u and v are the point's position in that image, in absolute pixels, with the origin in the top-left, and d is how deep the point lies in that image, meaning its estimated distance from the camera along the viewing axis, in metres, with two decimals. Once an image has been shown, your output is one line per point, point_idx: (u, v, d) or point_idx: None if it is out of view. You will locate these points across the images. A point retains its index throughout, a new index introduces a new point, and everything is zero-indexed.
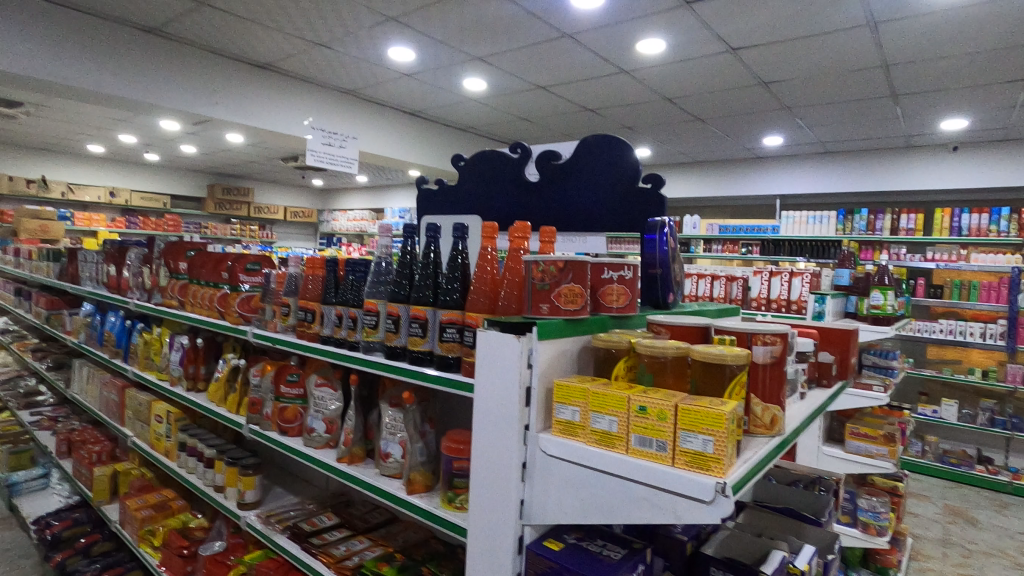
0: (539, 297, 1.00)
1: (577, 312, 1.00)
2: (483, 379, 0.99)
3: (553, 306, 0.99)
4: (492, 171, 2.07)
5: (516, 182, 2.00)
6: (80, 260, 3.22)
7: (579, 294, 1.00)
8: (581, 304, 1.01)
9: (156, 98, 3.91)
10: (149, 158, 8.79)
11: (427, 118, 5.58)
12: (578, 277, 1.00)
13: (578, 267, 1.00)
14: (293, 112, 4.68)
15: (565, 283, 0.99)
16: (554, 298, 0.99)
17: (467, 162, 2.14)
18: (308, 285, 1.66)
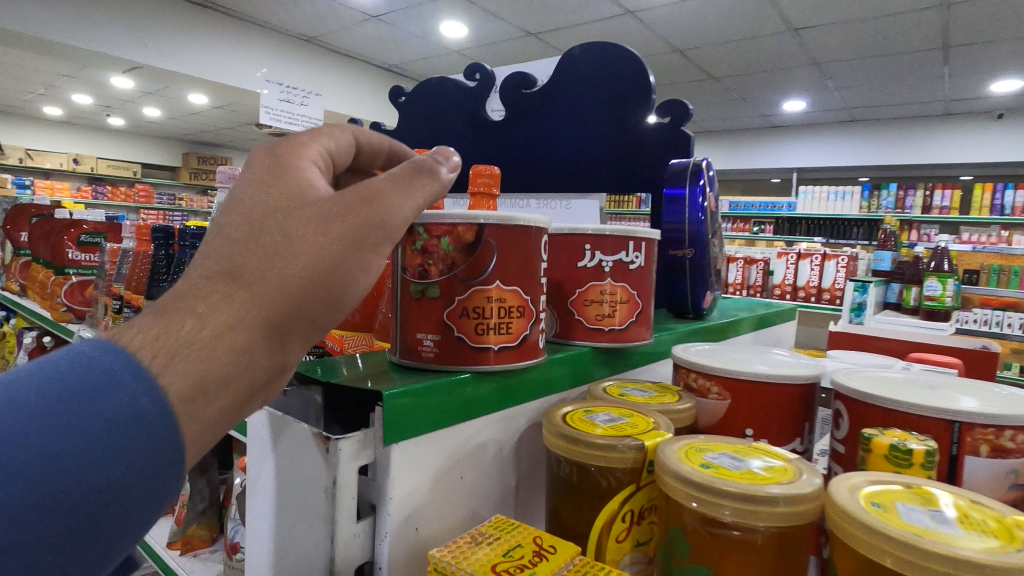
0: (419, 315, 0.45)
1: (508, 351, 0.46)
2: (291, 511, 0.43)
3: (452, 339, 0.44)
4: (441, 107, 1.46)
5: (474, 123, 1.39)
6: None
7: (513, 308, 0.45)
8: (520, 330, 0.47)
9: (70, 39, 3.21)
10: (113, 123, 8.05)
11: (403, 74, 4.91)
12: (511, 271, 0.45)
13: (513, 247, 0.45)
14: (244, 61, 3.97)
15: (476, 285, 0.44)
16: (452, 317, 0.44)
17: (409, 98, 1.54)
18: (132, 268, 1.07)
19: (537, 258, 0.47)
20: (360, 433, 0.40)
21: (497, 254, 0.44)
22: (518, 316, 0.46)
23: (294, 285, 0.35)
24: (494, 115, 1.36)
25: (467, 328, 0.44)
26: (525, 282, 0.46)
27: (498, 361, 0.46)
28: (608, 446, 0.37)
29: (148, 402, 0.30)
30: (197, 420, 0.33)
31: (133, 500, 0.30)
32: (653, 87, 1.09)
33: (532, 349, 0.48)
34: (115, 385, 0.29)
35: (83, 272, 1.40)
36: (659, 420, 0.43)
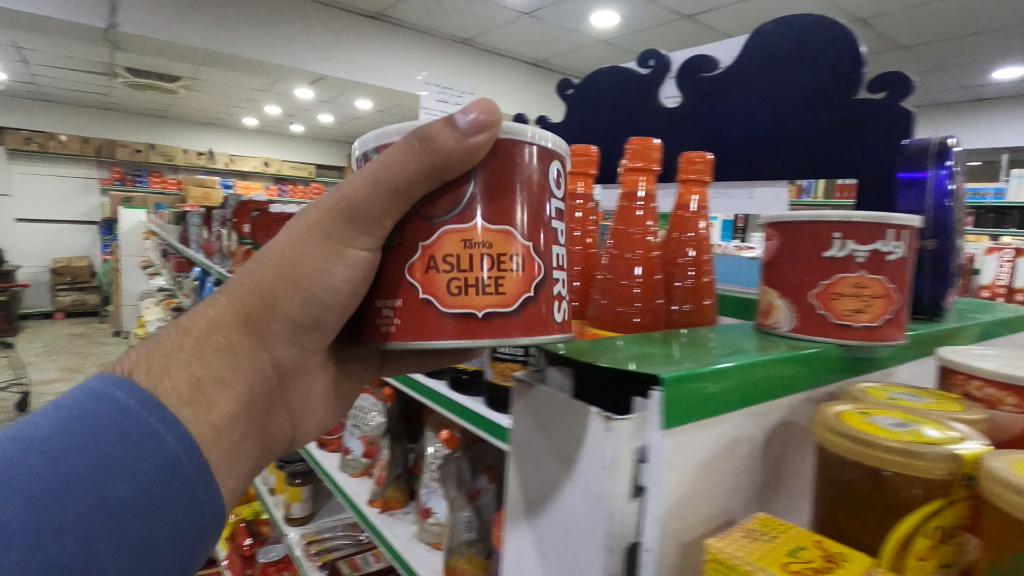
0: (387, 277, 0.42)
1: (494, 311, 0.40)
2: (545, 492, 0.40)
3: (416, 299, 0.41)
4: (614, 97, 1.43)
5: (647, 112, 1.35)
6: (189, 225, 3.17)
7: (499, 258, 0.40)
8: (513, 293, 0.41)
9: (272, 58, 3.68)
10: (295, 129, 9.15)
11: (549, 67, 4.95)
12: (497, 210, 0.41)
13: (500, 180, 0.41)
14: (407, 66, 4.27)
15: (446, 228, 0.40)
16: (418, 271, 0.41)
17: (578, 89, 1.54)
18: None
19: (536, 196, 0.42)
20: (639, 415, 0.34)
21: (476, 187, 0.40)
22: (511, 273, 0.41)
23: (259, 285, 0.50)
24: (670, 101, 1.30)
25: (440, 286, 0.40)
26: (519, 225, 0.41)
27: (483, 328, 0.40)
28: (911, 455, 0.38)
29: (160, 424, 0.45)
30: (199, 416, 0.47)
31: (138, 507, 0.43)
32: (865, 60, 0.95)
33: (536, 318, 0.42)
34: (120, 410, 0.44)
35: None
36: (961, 429, 0.42)
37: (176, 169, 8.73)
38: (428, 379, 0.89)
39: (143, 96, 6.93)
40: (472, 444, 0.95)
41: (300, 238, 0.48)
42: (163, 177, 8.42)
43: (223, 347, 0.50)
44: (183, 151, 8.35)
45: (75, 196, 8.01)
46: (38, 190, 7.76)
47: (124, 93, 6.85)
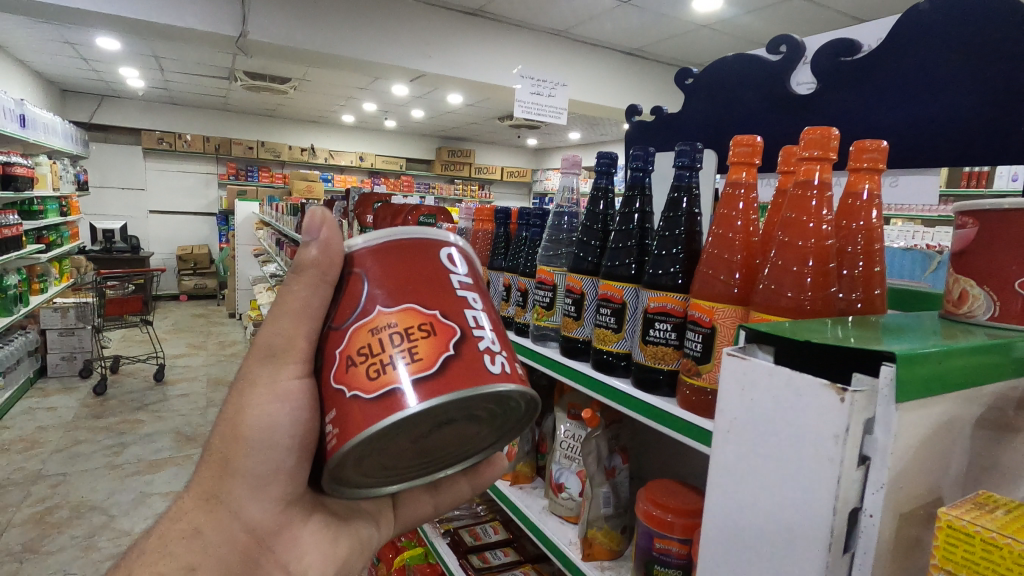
0: (324, 397, 0.51)
1: (415, 378, 0.47)
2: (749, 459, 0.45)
3: (348, 401, 0.48)
4: (733, 87, 1.23)
5: (772, 101, 1.15)
6: (307, 216, 3.45)
7: (403, 332, 0.48)
8: (430, 356, 0.48)
9: (378, 57, 3.86)
10: (388, 125, 9.50)
11: (645, 55, 4.80)
12: (392, 294, 0.50)
13: (380, 269, 0.51)
14: (503, 60, 4.30)
15: (354, 327, 0.50)
16: (341, 375, 0.49)
17: (696, 79, 1.34)
18: (475, 244, 1.31)
19: (417, 275, 0.51)
20: (868, 390, 0.38)
21: (356, 286, 0.51)
22: (422, 341, 0.48)
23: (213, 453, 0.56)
24: (801, 91, 1.09)
25: (360, 378, 0.48)
26: (416, 299, 0.50)
27: (408, 396, 0.47)
28: None
29: None
30: None
31: None
32: None
33: (453, 372, 0.48)
34: None
35: None
36: None
37: (282, 165, 9.36)
38: (569, 360, 0.93)
39: (256, 97, 7.49)
40: (609, 424, 1.00)
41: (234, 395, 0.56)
42: (271, 171, 9.10)
43: (189, 530, 0.54)
44: (288, 148, 8.95)
45: (198, 190, 8.81)
46: (168, 185, 8.62)
47: (241, 95, 7.45)
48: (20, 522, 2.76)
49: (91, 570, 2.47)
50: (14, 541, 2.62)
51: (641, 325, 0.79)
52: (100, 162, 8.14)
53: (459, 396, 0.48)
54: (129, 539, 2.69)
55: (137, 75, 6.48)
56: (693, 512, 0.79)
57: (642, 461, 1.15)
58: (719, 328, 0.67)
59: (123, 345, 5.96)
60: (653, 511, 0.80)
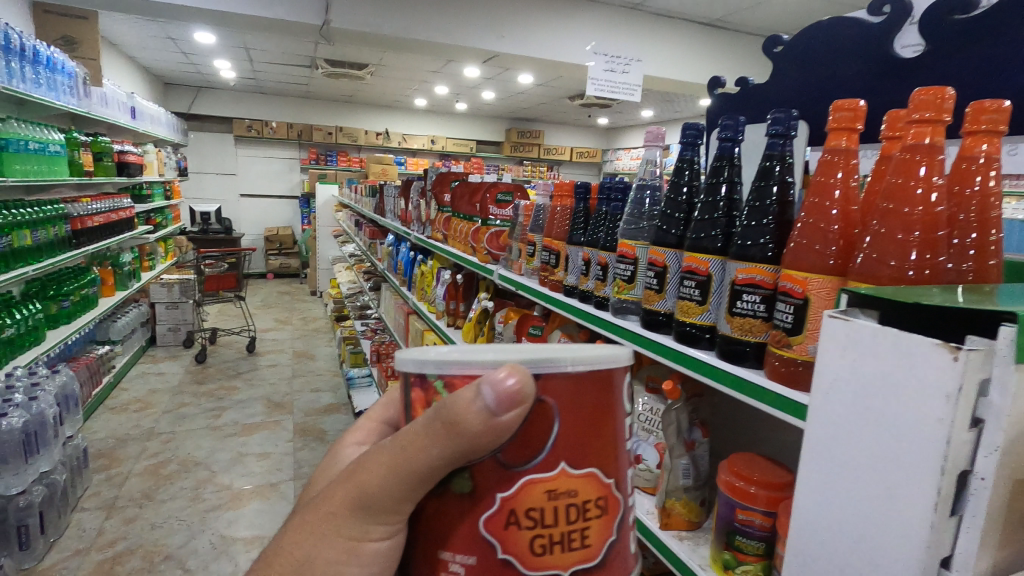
0: (458, 530, 0.43)
1: (580, 568, 0.43)
2: (849, 422, 0.46)
3: (498, 562, 0.42)
4: (829, 52, 1.16)
5: (874, 66, 1.07)
6: (386, 196, 3.59)
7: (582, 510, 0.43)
8: (598, 544, 0.43)
9: (452, 39, 3.90)
10: (459, 108, 9.58)
11: (727, 25, 4.55)
12: (582, 455, 0.42)
13: (577, 412, 0.42)
14: (576, 36, 4.21)
15: (530, 479, 0.42)
16: (497, 525, 0.42)
17: (787, 46, 1.27)
18: (554, 219, 1.32)
19: (608, 436, 0.44)
20: (985, 347, 0.38)
21: (548, 424, 0.42)
22: (597, 523, 0.43)
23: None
24: (906, 54, 1.02)
25: (522, 544, 0.42)
26: (603, 464, 0.43)
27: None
28: None
29: None
30: None
31: None
32: None
33: (609, 565, 0.44)
34: None
35: (501, 223, 1.78)
36: None
37: (359, 149, 9.70)
38: (650, 333, 0.94)
39: (335, 83, 7.76)
40: (689, 397, 1.00)
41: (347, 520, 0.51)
42: (349, 155, 9.47)
43: None
44: (364, 133, 9.25)
45: (283, 174, 9.34)
46: (256, 170, 9.18)
47: (321, 82, 7.77)
48: (139, 473, 3.10)
49: (198, 518, 2.75)
50: (135, 489, 2.96)
51: (728, 297, 0.78)
52: (198, 150, 8.78)
53: None
54: (229, 494, 2.97)
55: (229, 67, 6.92)
56: (778, 486, 0.78)
57: (722, 435, 1.15)
58: (813, 299, 0.65)
59: (220, 318, 6.48)
60: (736, 483, 0.80)
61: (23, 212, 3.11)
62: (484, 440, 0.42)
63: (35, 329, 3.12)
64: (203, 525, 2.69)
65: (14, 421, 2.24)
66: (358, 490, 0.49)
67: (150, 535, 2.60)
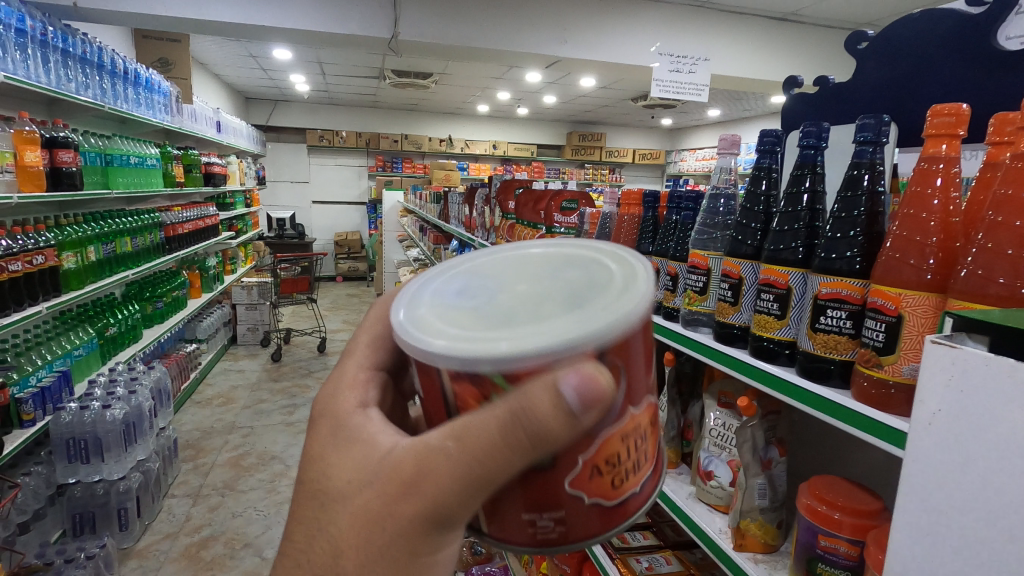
0: (547, 493, 0.45)
1: (641, 480, 0.49)
2: (966, 436, 0.46)
3: (583, 505, 0.46)
4: (922, 45, 1.07)
5: (975, 59, 0.98)
6: (450, 204, 3.66)
7: (639, 432, 0.47)
8: (648, 458, 0.49)
9: (515, 46, 3.93)
10: (521, 112, 9.61)
11: (801, 18, 4.32)
12: (636, 396, 0.45)
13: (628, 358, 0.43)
14: (641, 37, 4.13)
15: (610, 434, 0.44)
16: (580, 477, 0.45)
17: (873, 41, 1.19)
18: (621, 228, 1.31)
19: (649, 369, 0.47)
20: None
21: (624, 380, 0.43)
22: (646, 441, 0.49)
23: None
24: (1010, 47, 0.94)
25: (601, 487, 0.46)
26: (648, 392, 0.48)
27: (635, 501, 0.48)
28: None
29: None
30: None
31: None
32: None
33: (654, 467, 0.51)
34: None
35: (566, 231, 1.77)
36: None
37: (423, 155, 9.93)
38: (724, 346, 0.91)
39: (401, 92, 7.99)
40: (766, 414, 0.96)
41: (394, 516, 0.47)
42: (414, 162, 9.73)
43: None
44: (428, 140, 9.47)
45: (352, 181, 9.72)
46: (327, 177, 9.61)
47: (388, 92, 8.03)
48: (222, 464, 3.32)
49: (274, 509, 2.90)
50: (218, 479, 3.16)
51: (810, 311, 0.75)
52: (275, 160, 9.29)
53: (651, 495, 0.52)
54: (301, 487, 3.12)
55: (304, 80, 7.28)
56: (867, 513, 0.73)
57: (804, 453, 1.10)
58: (908, 316, 0.62)
59: (294, 320, 6.82)
60: (818, 507, 0.76)
61: (124, 221, 3.40)
62: (563, 430, 0.41)
63: (134, 328, 3.40)
64: (279, 517, 2.84)
65: (116, 412, 2.45)
66: (426, 500, 0.46)
67: (232, 523, 2.77)
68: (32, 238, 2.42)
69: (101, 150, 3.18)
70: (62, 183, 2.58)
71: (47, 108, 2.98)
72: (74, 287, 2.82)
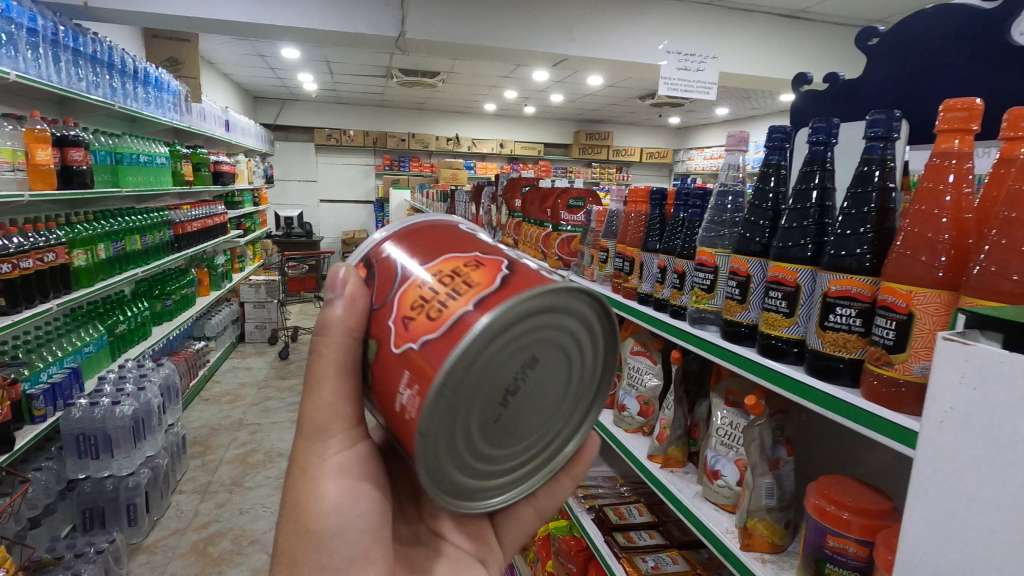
0: (393, 365, 0.56)
1: (475, 299, 0.53)
2: (978, 434, 0.46)
3: (414, 352, 0.54)
4: (934, 40, 1.06)
5: (988, 54, 0.97)
6: (457, 202, 3.67)
7: (445, 276, 0.56)
8: (479, 280, 0.55)
9: (522, 44, 3.92)
10: (528, 111, 9.59)
11: (810, 15, 4.28)
12: (421, 261, 0.59)
13: (405, 247, 0.62)
14: (649, 35, 4.11)
15: (400, 292, 0.58)
16: (400, 334, 0.56)
17: (884, 37, 1.18)
18: (627, 226, 1.30)
19: (438, 242, 0.61)
20: None
21: (390, 266, 0.61)
22: (465, 274, 0.56)
23: None
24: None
25: (422, 325, 0.54)
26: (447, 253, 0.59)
27: (469, 316, 0.52)
28: None
29: None
30: None
31: None
32: None
33: (507, 287, 0.54)
34: None
35: (572, 230, 1.77)
36: None
37: (430, 154, 9.94)
38: (731, 344, 0.90)
39: (408, 91, 8.00)
40: (773, 413, 0.95)
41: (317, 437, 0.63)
42: (420, 161, 9.74)
43: None
44: (435, 138, 9.47)
45: (359, 180, 9.75)
46: (335, 176, 9.64)
47: (395, 90, 8.04)
48: (230, 460, 3.35)
49: (281, 506, 2.92)
50: (225, 475, 3.18)
51: (819, 309, 0.74)
52: (283, 158, 9.34)
53: (513, 307, 0.53)
54: None
55: (311, 79, 7.31)
56: (875, 513, 0.73)
57: (812, 453, 1.09)
58: (920, 314, 0.61)
59: (301, 318, 6.85)
60: (827, 507, 0.76)
61: (133, 219, 3.43)
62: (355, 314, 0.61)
63: (143, 325, 3.43)
64: (285, 513, 2.86)
65: (126, 408, 2.48)
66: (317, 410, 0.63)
67: (239, 520, 2.78)
68: (43, 236, 2.45)
69: (112, 149, 3.21)
70: (72, 180, 2.61)
71: (58, 107, 3.01)
72: (84, 284, 2.85)
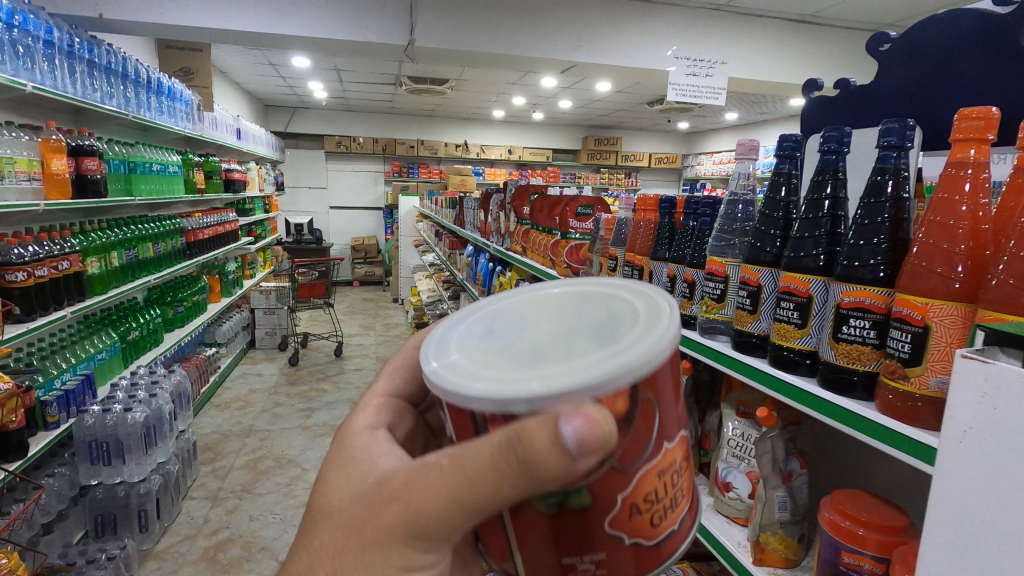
0: (586, 542, 0.45)
1: (679, 517, 0.49)
2: (997, 451, 0.45)
3: (628, 548, 0.45)
4: (947, 47, 1.05)
5: (1004, 59, 0.95)
6: (466, 208, 3.67)
7: (675, 477, 0.47)
8: (687, 492, 0.50)
9: (530, 50, 3.93)
10: (536, 117, 9.61)
11: (820, 20, 4.26)
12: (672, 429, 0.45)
13: (666, 393, 0.44)
14: (658, 41, 4.11)
15: (644, 471, 0.44)
16: (621, 520, 0.44)
17: (895, 43, 1.16)
18: (637, 234, 1.29)
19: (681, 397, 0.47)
20: None
21: (650, 413, 0.42)
22: (684, 476, 0.49)
23: None
24: None
25: (642, 525, 0.45)
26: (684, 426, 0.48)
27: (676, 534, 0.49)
28: None
29: None
30: None
31: None
32: None
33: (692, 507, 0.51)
34: None
35: (581, 237, 1.75)
36: None
37: (439, 161, 9.97)
38: (742, 355, 0.89)
39: (417, 98, 8.05)
40: (786, 425, 0.94)
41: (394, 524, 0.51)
42: (430, 167, 9.77)
43: None
44: (445, 145, 9.50)
45: (369, 187, 9.81)
46: (345, 183, 9.71)
47: (404, 98, 8.10)
48: (240, 467, 3.35)
49: (291, 513, 2.91)
50: (235, 482, 3.19)
51: (832, 321, 0.73)
52: (294, 165, 9.41)
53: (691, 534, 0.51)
54: None
55: (321, 88, 7.37)
56: (891, 529, 0.71)
57: (828, 464, 1.08)
58: (935, 327, 0.59)
59: (311, 325, 6.88)
60: (842, 522, 0.74)
61: (146, 227, 3.47)
62: (560, 469, 0.41)
63: (155, 332, 3.45)
64: (295, 520, 2.85)
65: (137, 415, 2.49)
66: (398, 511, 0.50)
67: (250, 526, 2.79)
68: (58, 244, 2.48)
69: (125, 158, 3.25)
70: (87, 189, 2.64)
71: (74, 117, 3.06)
72: (98, 292, 2.88)
